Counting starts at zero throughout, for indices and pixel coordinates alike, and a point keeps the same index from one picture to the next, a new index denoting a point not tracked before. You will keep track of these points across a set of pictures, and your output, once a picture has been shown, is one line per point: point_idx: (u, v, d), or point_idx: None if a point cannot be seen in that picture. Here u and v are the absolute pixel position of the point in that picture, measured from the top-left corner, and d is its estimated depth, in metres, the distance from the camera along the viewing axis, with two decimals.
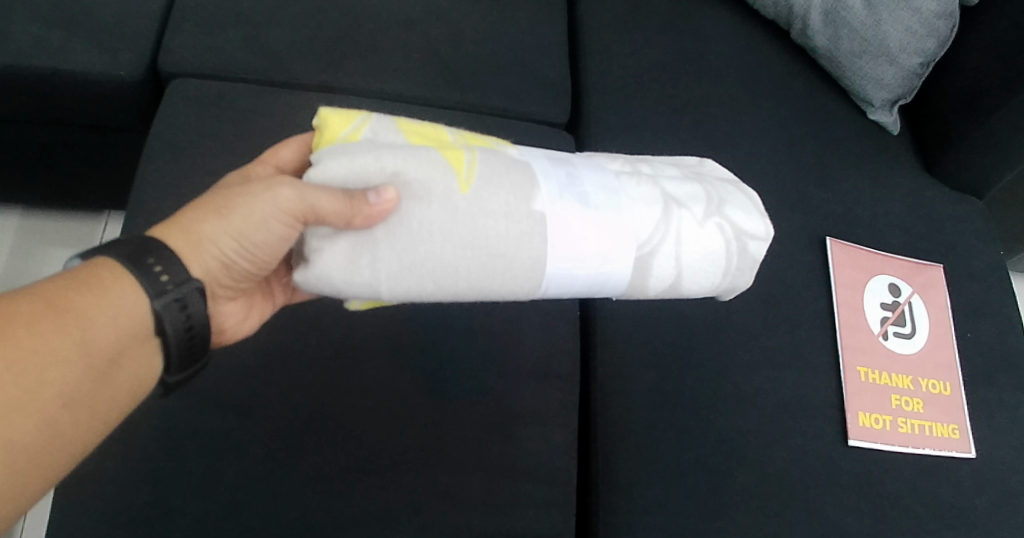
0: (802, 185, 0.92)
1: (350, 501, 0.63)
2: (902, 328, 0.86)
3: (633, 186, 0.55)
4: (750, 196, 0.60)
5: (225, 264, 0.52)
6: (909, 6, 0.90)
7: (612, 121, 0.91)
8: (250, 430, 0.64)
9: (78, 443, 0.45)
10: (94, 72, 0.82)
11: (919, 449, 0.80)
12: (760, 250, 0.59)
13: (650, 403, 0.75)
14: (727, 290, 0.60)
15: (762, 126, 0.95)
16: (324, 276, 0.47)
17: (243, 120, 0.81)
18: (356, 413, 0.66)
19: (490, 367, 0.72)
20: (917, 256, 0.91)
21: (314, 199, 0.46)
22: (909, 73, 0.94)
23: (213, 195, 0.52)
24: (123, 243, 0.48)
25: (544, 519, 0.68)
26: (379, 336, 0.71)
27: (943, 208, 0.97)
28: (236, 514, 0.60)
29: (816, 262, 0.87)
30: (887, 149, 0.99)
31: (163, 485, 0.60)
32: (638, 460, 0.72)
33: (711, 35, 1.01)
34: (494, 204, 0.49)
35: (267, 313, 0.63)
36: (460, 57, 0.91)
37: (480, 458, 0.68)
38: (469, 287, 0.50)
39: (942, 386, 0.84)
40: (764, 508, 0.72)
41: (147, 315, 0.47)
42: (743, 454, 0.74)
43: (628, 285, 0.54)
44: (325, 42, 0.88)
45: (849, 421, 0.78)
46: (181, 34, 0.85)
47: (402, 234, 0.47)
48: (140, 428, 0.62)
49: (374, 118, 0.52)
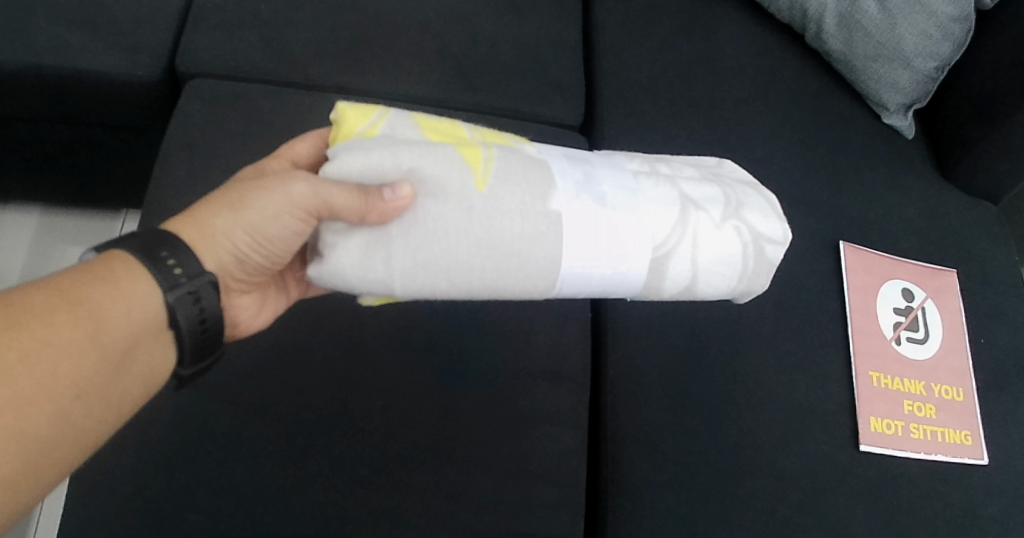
0: (816, 190, 0.91)
1: (360, 498, 0.63)
2: (915, 333, 0.85)
3: (651, 186, 0.54)
4: (768, 199, 0.59)
5: (238, 258, 0.52)
6: (924, 10, 0.90)
7: (626, 123, 0.91)
8: (262, 426, 0.64)
9: (91, 435, 0.45)
10: (113, 72, 0.82)
11: (931, 455, 0.79)
12: (776, 255, 0.58)
13: (661, 405, 0.74)
14: (742, 293, 0.59)
15: (776, 130, 0.94)
16: (338, 272, 0.47)
17: (259, 120, 0.81)
18: (368, 410, 0.66)
19: (502, 367, 0.72)
20: (931, 261, 0.91)
21: (330, 195, 0.46)
22: (924, 77, 0.94)
23: (228, 188, 0.52)
24: (138, 236, 0.49)
25: (554, 520, 0.67)
26: (392, 333, 0.70)
27: (958, 213, 0.96)
28: (246, 510, 0.60)
29: (829, 266, 0.87)
30: (902, 153, 0.98)
31: (176, 480, 0.60)
32: (648, 462, 0.72)
33: (726, 38, 1.01)
34: (510, 202, 0.49)
35: (280, 308, 0.63)
36: (475, 59, 0.91)
37: (492, 457, 0.68)
38: (483, 286, 0.50)
39: (955, 392, 0.83)
40: (775, 511, 0.72)
41: (160, 308, 0.47)
42: (754, 459, 0.74)
43: (644, 287, 0.54)
44: (341, 42, 0.88)
45: (861, 426, 0.78)
46: (199, 34, 0.86)
47: (418, 232, 0.47)
48: (154, 422, 0.62)
49: (391, 113, 0.52)
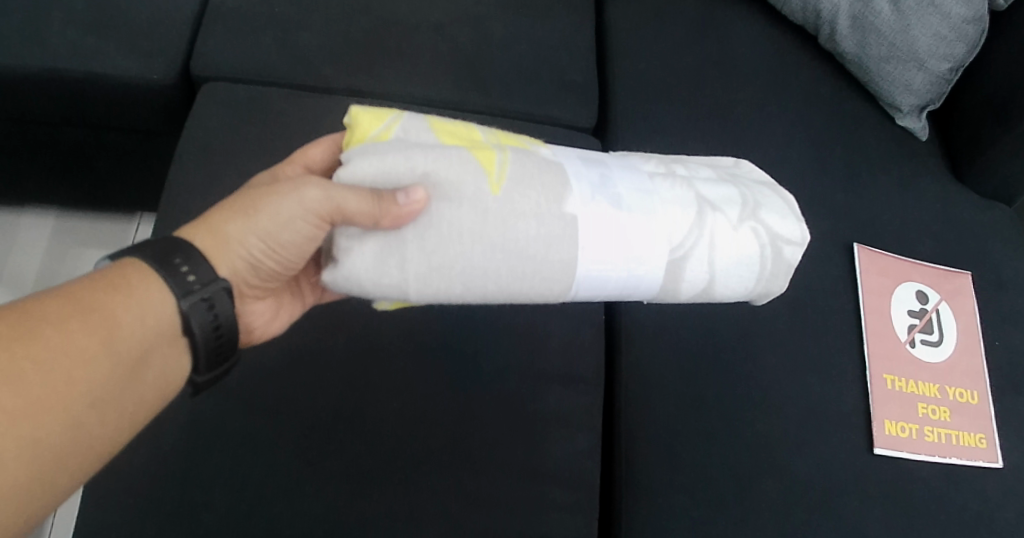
0: (829, 190, 0.91)
1: (371, 502, 0.62)
2: (929, 336, 0.84)
3: (667, 187, 0.54)
4: (786, 200, 0.59)
5: (251, 264, 0.52)
6: (938, 11, 0.89)
7: (638, 125, 0.91)
8: (276, 430, 0.64)
9: (107, 441, 0.45)
10: (128, 76, 0.82)
11: (947, 459, 0.78)
12: (794, 256, 0.57)
13: (674, 408, 0.74)
14: (760, 295, 0.59)
15: (788, 130, 0.94)
16: (353, 276, 0.47)
17: (274, 123, 0.81)
18: (380, 414, 0.66)
19: (515, 370, 0.71)
20: (946, 263, 0.90)
21: (343, 201, 0.46)
22: (938, 79, 0.93)
23: (241, 194, 0.52)
24: (151, 243, 0.48)
25: (567, 523, 0.67)
26: (406, 337, 0.70)
27: (971, 214, 0.95)
28: (260, 513, 0.60)
29: (843, 268, 0.86)
30: (914, 154, 0.97)
31: (191, 482, 0.60)
32: (660, 465, 0.71)
33: (738, 40, 1.00)
34: (525, 206, 0.48)
35: (295, 313, 0.63)
36: (487, 61, 0.91)
37: (505, 460, 0.67)
38: (498, 289, 0.49)
39: (970, 395, 0.82)
40: (789, 514, 0.71)
41: (175, 315, 0.47)
42: (768, 461, 0.73)
43: (660, 289, 0.54)
44: (354, 46, 0.88)
45: (875, 429, 0.77)
46: (213, 38, 0.86)
47: (432, 235, 0.47)
48: (170, 424, 0.62)
49: (405, 117, 0.52)
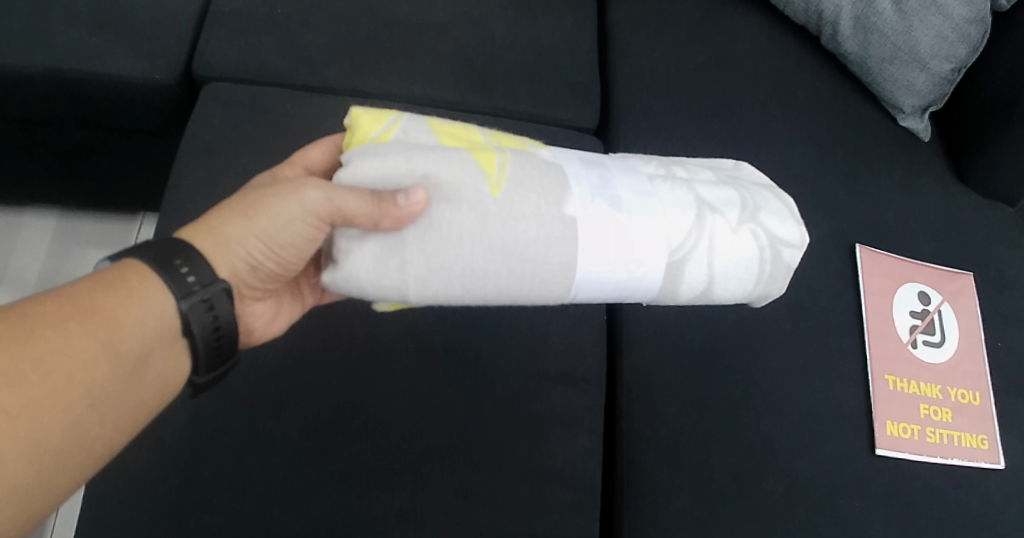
0: (832, 190, 0.91)
1: (371, 501, 0.63)
2: (931, 336, 0.84)
3: (667, 189, 0.54)
4: (786, 202, 0.59)
5: (251, 265, 0.52)
6: (940, 11, 0.89)
7: (640, 126, 0.91)
8: (277, 430, 0.64)
9: (108, 440, 0.45)
10: (131, 76, 0.83)
11: (948, 460, 0.78)
12: (794, 258, 0.57)
13: (674, 409, 0.74)
14: (759, 298, 0.59)
15: (790, 131, 0.94)
16: (352, 278, 0.47)
17: (276, 123, 0.81)
18: (380, 414, 0.66)
19: (515, 371, 0.72)
20: (948, 264, 0.90)
21: (343, 202, 0.46)
22: (941, 80, 0.93)
23: (241, 195, 0.52)
24: (151, 244, 0.48)
25: (567, 523, 0.67)
26: (407, 337, 0.70)
27: (974, 214, 0.95)
28: (261, 513, 0.60)
29: (845, 269, 0.86)
30: (917, 154, 0.97)
31: (193, 481, 0.61)
32: (660, 465, 0.71)
33: (741, 40, 1.00)
34: (525, 207, 0.48)
35: (295, 314, 0.63)
36: (489, 61, 0.91)
37: (505, 460, 0.67)
38: (497, 291, 0.49)
39: (971, 396, 0.82)
40: (789, 515, 0.71)
41: (175, 316, 0.47)
42: (768, 462, 0.73)
43: (659, 291, 0.54)
44: (356, 46, 0.88)
45: (877, 430, 0.77)
46: (216, 38, 0.86)
47: (432, 237, 0.47)
48: (173, 424, 0.63)
49: (405, 118, 0.52)
